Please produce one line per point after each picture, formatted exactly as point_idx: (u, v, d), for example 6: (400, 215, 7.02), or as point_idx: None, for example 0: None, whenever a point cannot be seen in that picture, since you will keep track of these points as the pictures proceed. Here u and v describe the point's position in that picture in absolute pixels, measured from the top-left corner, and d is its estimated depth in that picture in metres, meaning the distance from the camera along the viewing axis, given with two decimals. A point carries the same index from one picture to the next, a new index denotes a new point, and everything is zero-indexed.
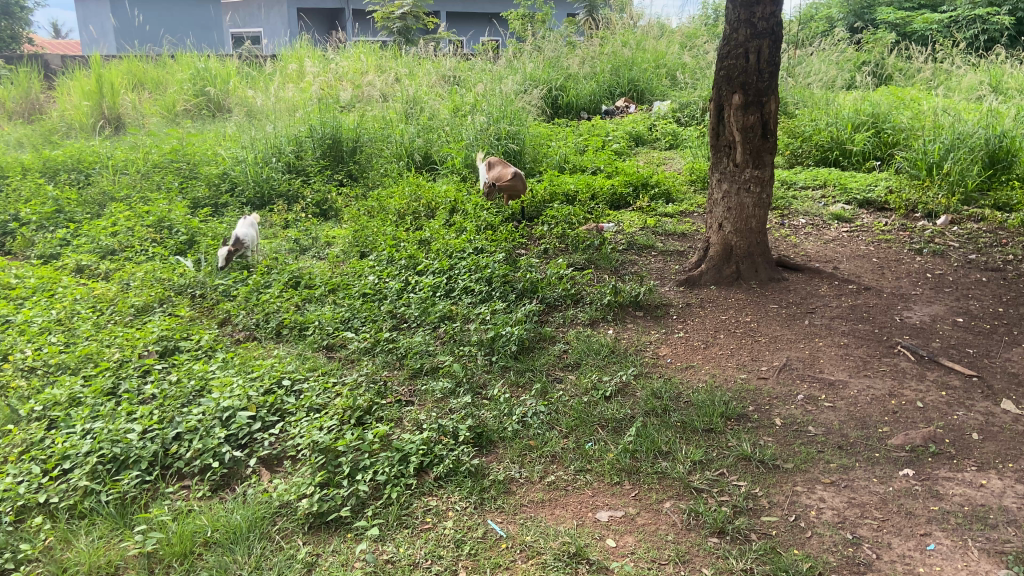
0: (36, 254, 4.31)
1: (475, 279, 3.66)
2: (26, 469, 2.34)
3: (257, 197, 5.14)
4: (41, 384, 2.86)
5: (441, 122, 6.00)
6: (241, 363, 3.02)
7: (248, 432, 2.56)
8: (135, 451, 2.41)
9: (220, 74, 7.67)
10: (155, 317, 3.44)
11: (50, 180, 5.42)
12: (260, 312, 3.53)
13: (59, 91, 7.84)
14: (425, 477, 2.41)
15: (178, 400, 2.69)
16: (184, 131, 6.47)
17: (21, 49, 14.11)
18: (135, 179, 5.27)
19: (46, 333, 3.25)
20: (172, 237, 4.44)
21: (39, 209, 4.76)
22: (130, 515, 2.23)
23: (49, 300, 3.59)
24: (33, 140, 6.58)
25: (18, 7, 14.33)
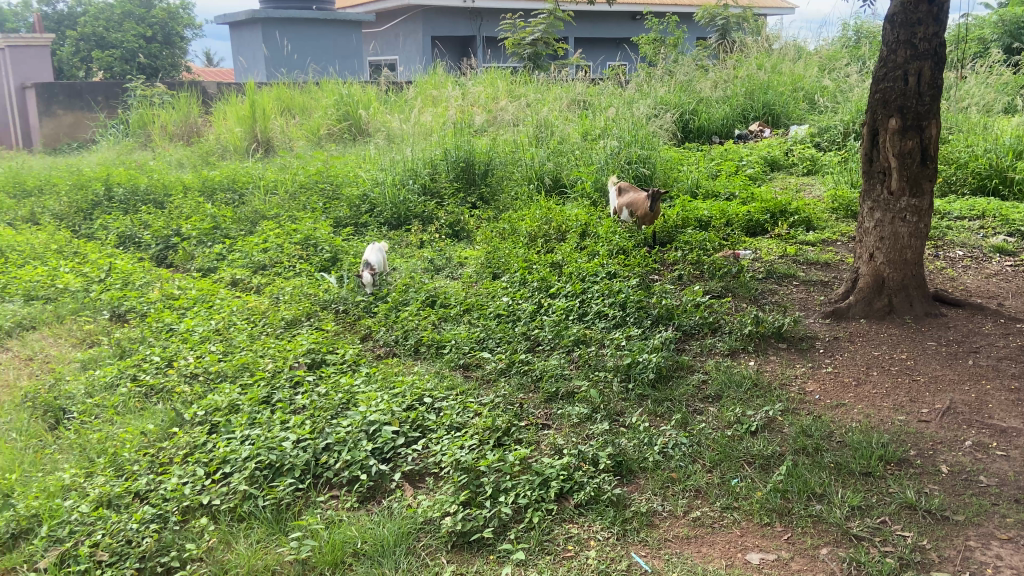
0: (196, 267, 4.63)
1: (609, 303, 3.62)
2: (191, 471, 2.50)
3: (393, 217, 5.32)
4: (203, 390, 3.06)
5: (571, 146, 6.03)
6: (383, 378, 3.11)
7: (392, 446, 2.62)
8: (289, 459, 2.52)
9: (361, 99, 7.99)
10: (303, 331, 3.60)
11: (208, 198, 5.82)
12: (399, 330, 3.64)
13: (216, 115, 8.41)
14: (566, 503, 2.38)
15: (327, 411, 2.79)
16: (327, 154, 6.78)
17: (179, 77, 15.34)
18: (283, 200, 5.58)
19: (207, 342, 3.48)
20: (317, 254, 4.64)
21: (199, 225, 5.11)
22: (284, 521, 2.33)
23: (209, 311, 3.85)
24: (192, 161, 7.11)
25: (179, 38, 15.59)
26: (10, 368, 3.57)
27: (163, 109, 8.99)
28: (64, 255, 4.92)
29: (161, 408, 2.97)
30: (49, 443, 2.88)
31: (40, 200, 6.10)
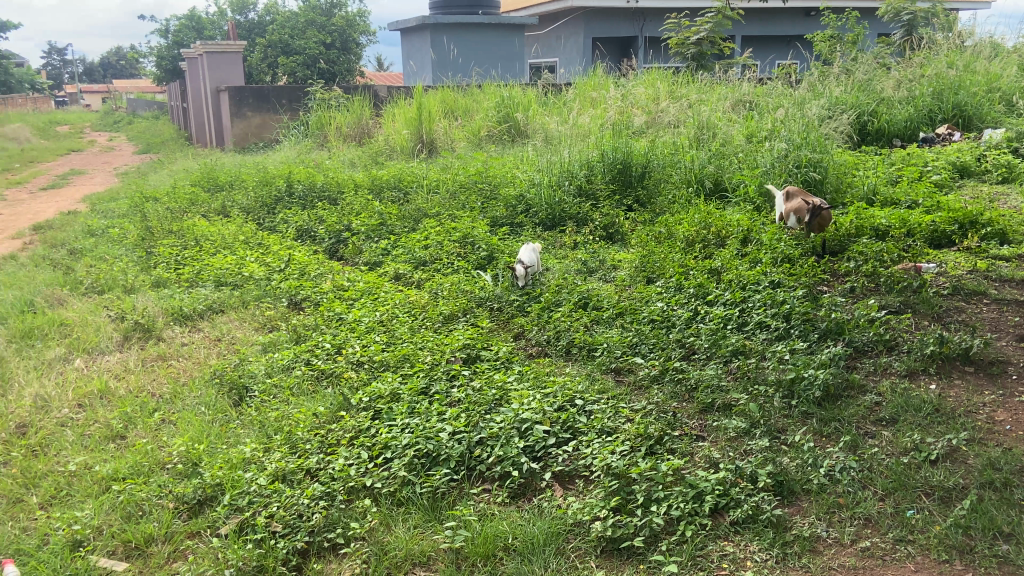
0: (364, 261, 4.90)
1: (771, 314, 3.45)
2: (356, 453, 2.65)
3: (548, 218, 5.37)
4: (368, 377, 3.24)
5: (735, 148, 5.83)
6: (536, 377, 3.14)
7: (544, 446, 2.64)
8: (446, 449, 2.61)
9: (522, 102, 8.12)
10: (460, 326, 3.71)
11: (376, 196, 6.13)
12: (552, 330, 3.66)
13: (386, 117, 8.84)
14: (721, 520, 2.29)
15: (481, 406, 2.84)
16: (488, 155, 6.95)
17: (353, 80, 16.25)
18: (444, 199, 5.78)
19: (371, 332, 3.68)
20: (474, 252, 4.75)
21: (367, 222, 5.39)
22: (440, 510, 2.42)
23: (374, 302, 4.06)
24: (363, 161, 7.52)
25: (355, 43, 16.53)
26: (201, 347, 3.94)
27: (339, 111, 9.59)
28: (249, 245, 5.36)
29: (330, 392, 3.17)
30: (233, 418, 3.14)
31: (231, 195, 6.68)
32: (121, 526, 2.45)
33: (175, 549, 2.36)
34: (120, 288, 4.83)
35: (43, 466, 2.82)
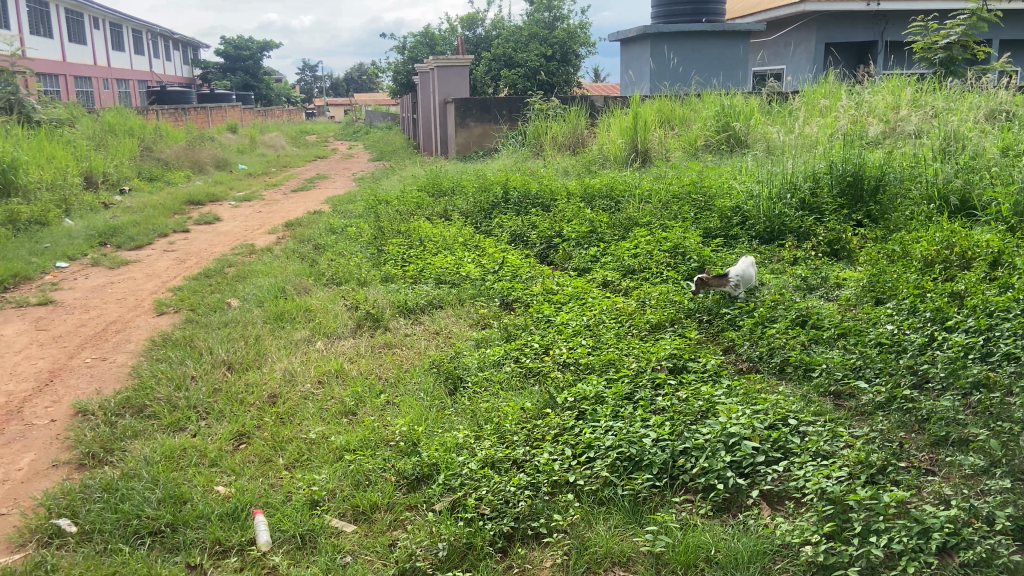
0: (573, 267, 5.03)
1: (1022, 345, 3.08)
2: (561, 449, 2.75)
3: (766, 231, 5.18)
4: (574, 378, 3.33)
5: (986, 162, 5.26)
6: (746, 393, 3.03)
7: (752, 462, 2.56)
8: (649, 455, 2.62)
9: (744, 111, 7.86)
10: (667, 335, 3.69)
11: (588, 204, 6.24)
12: (765, 346, 3.53)
13: (602, 127, 8.97)
14: (949, 560, 2.10)
15: (687, 416, 2.81)
16: (704, 165, 6.81)
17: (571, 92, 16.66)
18: (656, 208, 5.75)
19: (578, 335, 3.78)
20: (685, 263, 4.69)
21: (578, 229, 5.50)
22: (640, 513, 2.45)
23: (582, 307, 4.16)
24: (576, 170, 7.68)
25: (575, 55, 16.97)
26: (422, 339, 4.25)
27: (556, 121, 9.87)
28: (468, 247, 5.69)
29: (537, 390, 3.31)
30: (449, 406, 3.36)
31: (452, 199, 7.13)
32: (351, 491, 2.72)
33: (397, 518, 2.58)
34: (355, 281, 5.32)
35: (289, 431, 3.20)
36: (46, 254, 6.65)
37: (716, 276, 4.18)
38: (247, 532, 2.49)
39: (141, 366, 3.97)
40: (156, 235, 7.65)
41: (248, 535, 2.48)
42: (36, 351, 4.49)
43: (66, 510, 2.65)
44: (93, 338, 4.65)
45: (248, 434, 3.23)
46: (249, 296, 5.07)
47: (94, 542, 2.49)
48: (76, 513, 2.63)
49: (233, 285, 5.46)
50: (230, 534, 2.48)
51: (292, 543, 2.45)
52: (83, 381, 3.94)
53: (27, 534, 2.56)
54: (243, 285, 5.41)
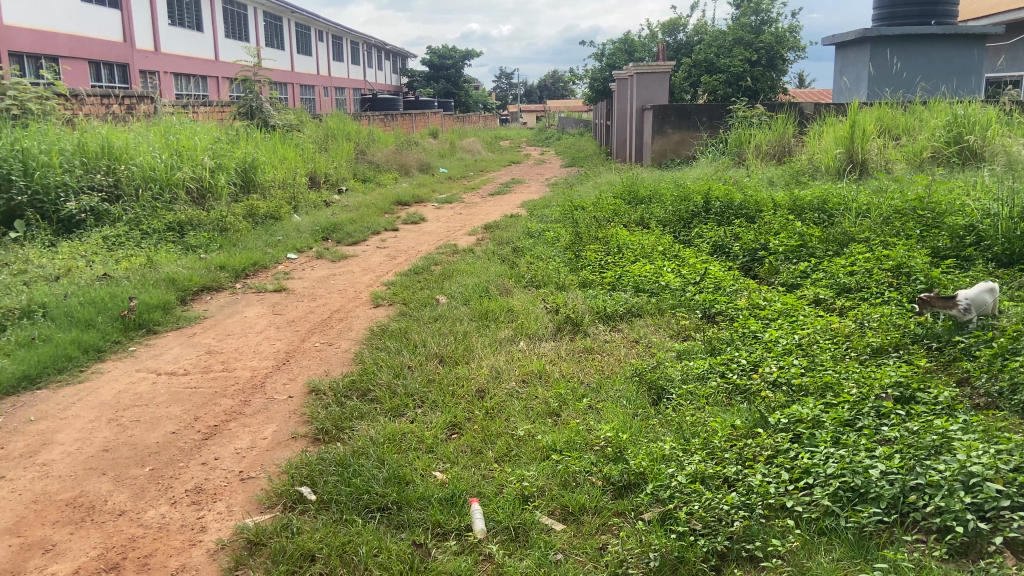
0: (780, 282, 4.84)
1: None
2: (776, 473, 2.66)
3: (1005, 253, 4.68)
4: (786, 399, 3.20)
5: None
6: (986, 431, 2.75)
7: (996, 506, 2.31)
8: (875, 487, 2.47)
9: (981, 121, 7.19)
10: (890, 362, 3.44)
11: (797, 217, 5.96)
12: (1006, 380, 3.18)
13: (812, 136, 8.55)
14: None
15: (918, 450, 2.60)
16: (931, 179, 6.29)
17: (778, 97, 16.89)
18: (875, 224, 5.38)
19: (789, 354, 3.63)
20: (909, 283, 4.36)
21: (787, 242, 5.27)
22: (866, 548, 2.32)
23: (792, 325, 3.98)
24: (783, 180, 7.38)
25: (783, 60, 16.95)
26: (622, 346, 4.26)
27: (760, 129, 9.58)
28: (668, 256, 5.64)
29: (747, 409, 3.23)
30: (653, 416, 3.35)
31: (650, 207, 7.09)
32: (559, 491, 2.79)
33: (604, 522, 2.62)
34: (554, 284, 5.44)
35: (498, 427, 3.34)
36: (278, 245, 7.39)
37: (941, 298, 3.87)
38: (464, 519, 2.63)
39: (364, 353, 4.33)
40: (369, 232, 8.27)
41: (464, 522, 2.62)
42: (273, 333, 5.01)
43: (307, 479, 2.94)
44: (320, 324, 5.12)
45: (460, 425, 3.41)
46: (456, 294, 5.34)
47: (331, 510, 2.74)
48: (315, 483, 2.91)
49: (441, 282, 5.78)
50: (449, 518, 2.64)
51: (505, 534, 2.56)
52: (314, 363, 4.37)
53: (274, 497, 2.87)
54: (450, 282, 5.71)
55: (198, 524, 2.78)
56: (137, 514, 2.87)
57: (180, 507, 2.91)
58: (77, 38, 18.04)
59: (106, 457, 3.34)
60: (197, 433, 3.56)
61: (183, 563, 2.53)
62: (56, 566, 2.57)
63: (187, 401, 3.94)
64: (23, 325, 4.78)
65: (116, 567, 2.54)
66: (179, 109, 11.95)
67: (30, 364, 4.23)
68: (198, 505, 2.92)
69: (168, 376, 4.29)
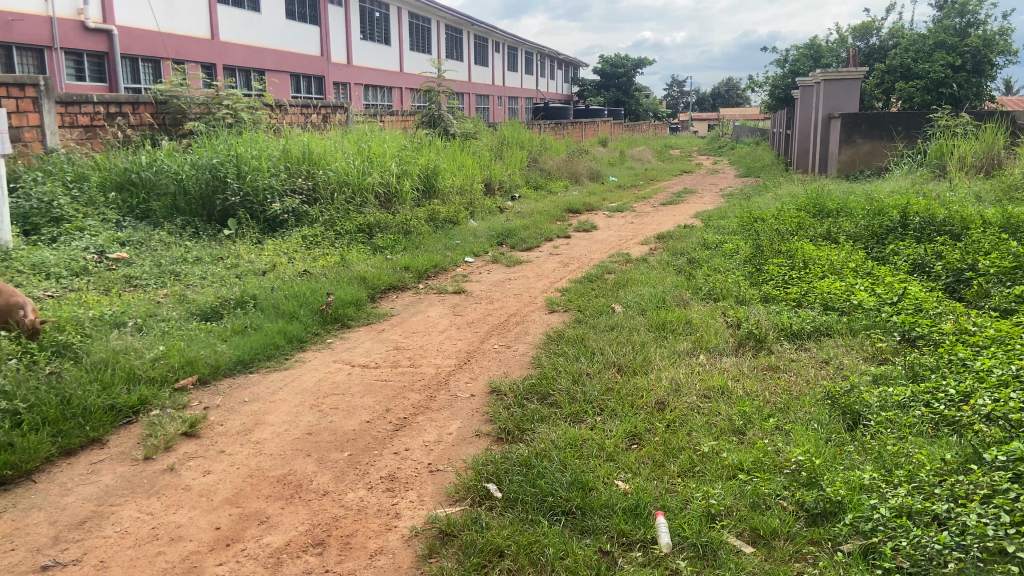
0: (991, 305, 4.42)
1: None
2: (994, 514, 2.38)
3: None
4: (1004, 435, 2.88)
5: None
6: None
7: None
8: None
9: None
10: None
11: (1012, 236, 5.42)
12: None
13: None
14: None
15: None
16: None
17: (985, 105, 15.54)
18: None
19: (1006, 386, 3.26)
20: None
21: (999, 262, 4.79)
22: None
23: (1008, 353, 3.60)
24: (994, 195, 6.76)
25: (992, 65, 15.58)
26: (810, 367, 4.05)
27: (966, 140, 8.83)
28: (859, 273, 5.32)
29: (957, 443, 2.97)
30: (847, 442, 3.16)
31: (839, 221, 6.72)
32: (749, 512, 2.70)
33: (799, 549, 2.51)
34: (734, 298, 5.28)
35: (680, 441, 3.28)
36: (457, 249, 7.70)
37: None
38: (649, 531, 2.61)
39: (543, 357, 4.40)
40: (543, 239, 8.42)
41: (650, 534, 2.60)
42: (454, 333, 5.22)
43: (493, 476, 3.04)
44: (498, 326, 5.27)
45: (640, 436, 3.39)
46: (632, 303, 5.31)
47: (517, 509, 2.81)
48: (500, 481, 3.00)
49: (616, 291, 5.78)
50: (634, 529, 2.63)
51: (691, 551, 2.51)
52: (494, 364, 4.51)
53: (463, 492, 2.99)
54: (625, 292, 5.69)
55: (392, 510, 2.95)
56: (338, 495, 3.09)
57: (375, 492, 3.10)
58: (282, 53, 19.73)
59: (310, 440, 3.63)
60: (389, 424, 3.77)
61: (380, 546, 2.70)
62: (270, 536, 2.81)
63: (378, 393, 4.19)
64: (237, 314, 5.29)
65: (322, 543, 2.75)
66: (370, 118, 12.77)
67: (244, 349, 4.67)
68: (393, 492, 3.10)
69: (361, 368, 4.59)
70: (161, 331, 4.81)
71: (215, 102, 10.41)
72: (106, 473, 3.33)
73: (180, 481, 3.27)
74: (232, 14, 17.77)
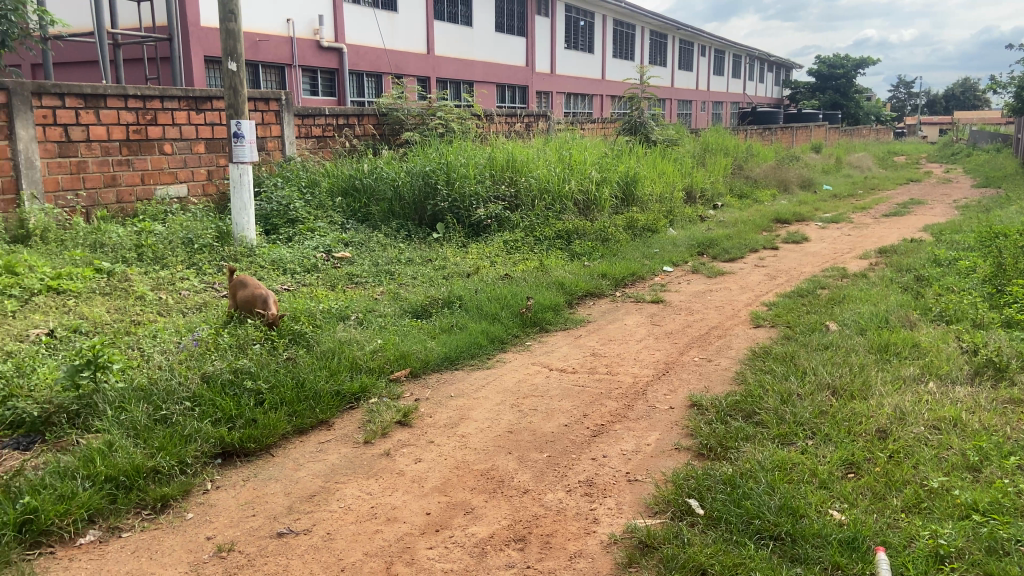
0: None
1: None
2: None
3: None
4: None
5: None
6: None
7: None
8: None
9: None
10: None
11: None
12: None
13: None
14: None
15: None
16: None
17: None
18: None
19: None
20: None
21: None
22: None
23: None
24: None
25: None
26: None
27: None
28: None
29: None
30: None
31: None
32: (985, 557, 2.43)
33: None
34: (969, 322, 4.77)
35: (904, 473, 3.02)
36: (656, 258, 7.61)
37: None
38: (868, 567, 2.43)
39: (747, 373, 4.24)
40: (747, 250, 8.09)
41: (869, 571, 2.42)
42: (653, 343, 5.16)
43: (695, 491, 2.98)
44: (699, 339, 5.15)
45: (857, 464, 3.15)
46: (848, 321, 4.96)
47: (720, 528, 2.73)
48: (703, 497, 2.93)
49: (829, 307, 5.42)
50: (851, 563, 2.46)
51: None
52: (694, 377, 4.41)
53: (663, 504, 2.96)
54: (840, 309, 5.33)
55: (591, 515, 2.97)
56: (538, 494, 3.17)
57: (574, 495, 3.15)
58: (491, 65, 20.60)
59: (512, 439, 3.75)
60: (587, 430, 3.81)
61: (579, 549, 2.73)
62: (475, 527, 2.95)
63: (576, 398, 4.24)
64: (445, 313, 5.58)
65: (523, 539, 2.84)
66: (572, 127, 12.98)
67: (451, 347, 4.93)
68: (591, 497, 3.12)
69: (560, 372, 4.68)
70: (378, 326, 5.20)
71: (429, 113, 11.07)
72: (331, 453, 3.66)
73: (395, 466, 3.52)
74: (447, 29, 18.82)
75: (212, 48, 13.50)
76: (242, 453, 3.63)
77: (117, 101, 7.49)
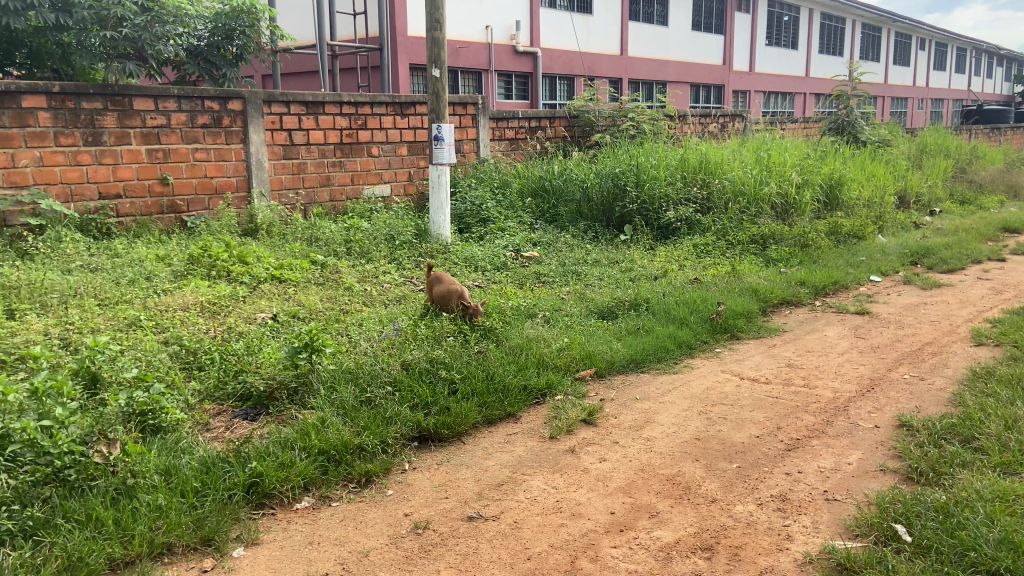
0: None
1: None
2: None
3: None
4: None
5: None
6: None
7: None
8: None
9: None
10: None
11: None
12: None
13: None
14: None
15: None
16: None
17: None
18: None
19: None
20: None
21: None
22: None
23: None
24: None
25: None
26: None
27: None
28: None
29: None
30: None
31: None
32: None
33: None
34: None
35: None
36: (861, 266, 7.09)
37: None
38: None
39: (966, 395, 3.85)
40: (970, 261, 7.33)
41: None
42: (856, 356, 4.82)
43: (902, 517, 2.76)
44: (909, 355, 4.74)
45: None
46: None
47: (931, 558, 2.51)
48: (911, 523, 2.71)
49: None
50: None
51: None
52: (904, 396, 4.07)
53: (866, 527, 2.77)
54: None
55: (784, 531, 2.85)
56: (727, 505, 3.08)
57: (766, 509, 3.03)
58: (685, 64, 20.16)
59: (699, 446, 3.67)
60: (780, 443, 3.64)
61: (772, 565, 2.63)
62: (660, 531, 2.93)
63: (769, 409, 4.06)
64: (631, 315, 5.57)
65: (711, 548, 2.78)
66: (770, 127, 12.40)
67: (637, 349, 4.91)
68: (784, 513, 2.99)
69: (751, 381, 4.50)
70: (565, 325, 5.29)
71: (621, 114, 11.06)
72: (519, 445, 3.78)
73: (580, 463, 3.57)
74: (642, 29, 18.68)
75: (418, 56, 14.35)
76: (437, 438, 3.84)
77: (334, 107, 8.19)
